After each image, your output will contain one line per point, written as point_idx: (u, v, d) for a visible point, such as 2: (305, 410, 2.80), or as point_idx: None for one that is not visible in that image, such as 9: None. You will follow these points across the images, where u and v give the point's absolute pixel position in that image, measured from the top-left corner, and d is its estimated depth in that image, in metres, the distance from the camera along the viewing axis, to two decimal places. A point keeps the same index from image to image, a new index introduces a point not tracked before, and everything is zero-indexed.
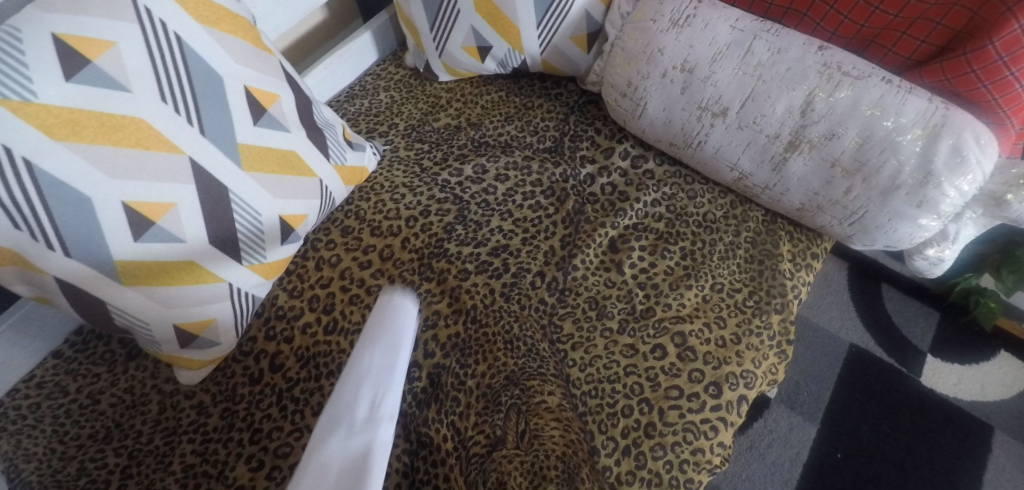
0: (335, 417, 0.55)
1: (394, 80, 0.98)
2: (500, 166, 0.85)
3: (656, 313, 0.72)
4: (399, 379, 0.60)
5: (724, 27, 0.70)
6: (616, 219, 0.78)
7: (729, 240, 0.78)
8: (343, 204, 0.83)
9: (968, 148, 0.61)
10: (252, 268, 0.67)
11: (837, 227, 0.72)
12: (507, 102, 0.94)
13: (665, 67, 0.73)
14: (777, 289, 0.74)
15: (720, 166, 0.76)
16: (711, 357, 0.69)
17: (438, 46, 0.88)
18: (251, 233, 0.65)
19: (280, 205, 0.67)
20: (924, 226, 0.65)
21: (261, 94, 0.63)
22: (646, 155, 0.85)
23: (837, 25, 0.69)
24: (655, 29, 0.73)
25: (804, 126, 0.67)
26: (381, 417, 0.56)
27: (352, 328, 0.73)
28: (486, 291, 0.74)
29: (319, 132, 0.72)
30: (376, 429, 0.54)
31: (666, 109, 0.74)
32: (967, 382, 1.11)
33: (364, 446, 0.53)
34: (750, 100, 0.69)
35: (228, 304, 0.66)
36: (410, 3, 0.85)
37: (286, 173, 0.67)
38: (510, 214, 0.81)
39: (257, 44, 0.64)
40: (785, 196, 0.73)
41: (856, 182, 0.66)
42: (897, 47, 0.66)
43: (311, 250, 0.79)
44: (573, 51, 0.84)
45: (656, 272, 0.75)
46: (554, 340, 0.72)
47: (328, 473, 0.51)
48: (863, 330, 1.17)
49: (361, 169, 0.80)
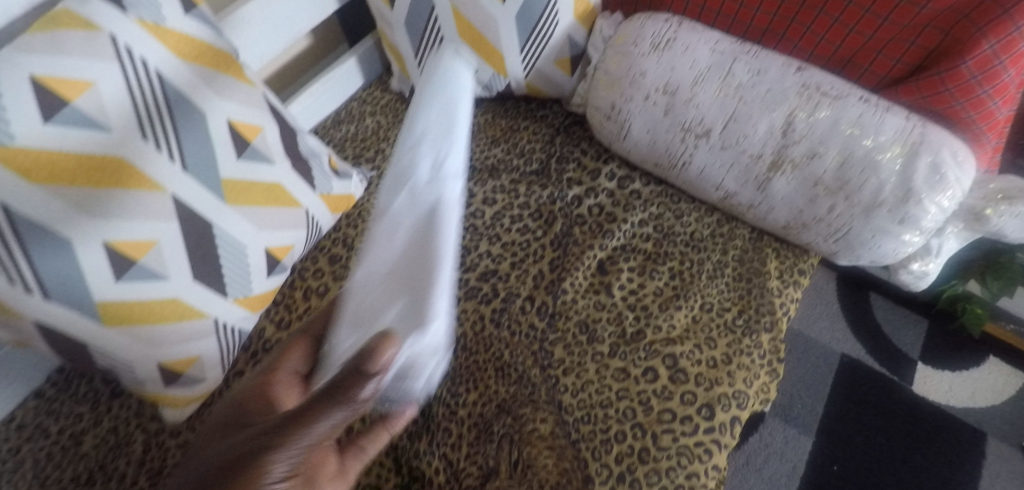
0: (398, 174, 0.53)
1: (379, 105, 0.97)
2: (487, 190, 0.85)
3: (645, 336, 0.72)
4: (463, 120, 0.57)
5: (704, 50, 0.71)
6: (603, 241, 0.78)
7: (717, 259, 0.78)
8: (331, 232, 0.83)
9: (946, 166, 0.62)
10: (238, 302, 0.66)
11: (822, 244, 0.72)
12: (493, 124, 0.93)
13: (647, 90, 0.73)
14: (766, 307, 0.74)
15: (705, 186, 0.76)
16: (702, 378, 0.69)
17: (422, 72, 0.88)
18: (237, 266, 0.64)
19: (266, 237, 0.66)
20: (907, 242, 0.66)
21: (244, 127, 0.62)
22: (632, 176, 0.85)
23: (815, 45, 0.69)
24: (636, 53, 0.74)
25: (786, 146, 0.68)
26: (448, 174, 0.52)
27: None
28: (475, 318, 0.74)
29: (304, 162, 0.71)
30: (443, 185, 0.51)
31: (650, 131, 0.75)
32: (958, 389, 1.12)
33: (433, 200, 0.50)
34: (732, 121, 0.69)
35: (213, 340, 0.65)
36: (393, 30, 0.86)
37: (272, 204, 0.66)
38: (498, 238, 0.80)
39: (240, 76, 0.64)
40: (770, 214, 0.73)
41: (839, 200, 0.67)
42: (873, 66, 0.67)
43: (298, 279, 0.79)
44: (558, 74, 0.84)
45: (646, 293, 0.75)
46: (545, 365, 0.71)
47: (397, 229, 0.50)
48: (853, 340, 1.18)
49: (347, 197, 0.80)
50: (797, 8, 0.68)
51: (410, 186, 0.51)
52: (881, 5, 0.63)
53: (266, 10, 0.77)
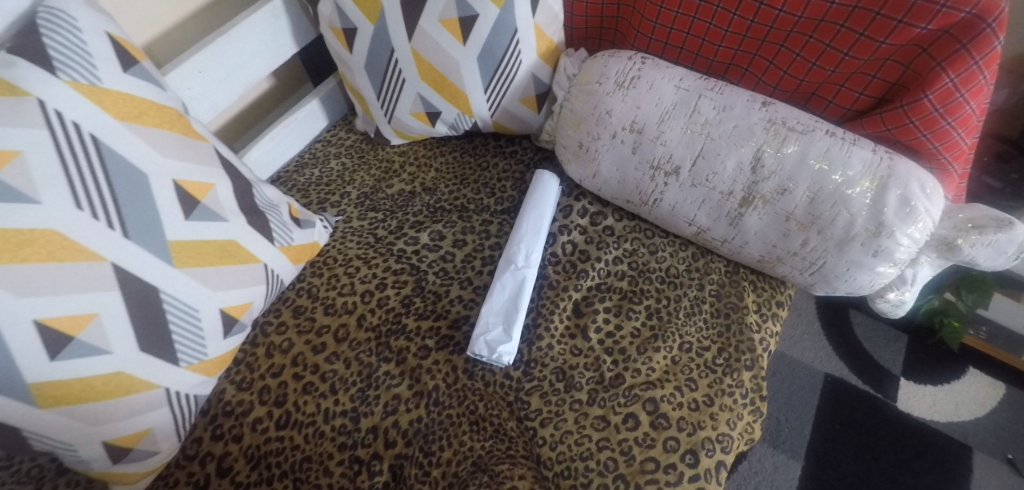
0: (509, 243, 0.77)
1: (344, 146, 0.94)
2: (456, 232, 0.82)
3: (625, 380, 0.70)
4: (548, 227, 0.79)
5: (669, 87, 0.70)
6: (577, 282, 0.76)
7: (694, 294, 0.76)
8: (295, 281, 0.79)
9: (915, 198, 0.61)
10: (192, 368, 0.63)
11: (798, 277, 0.71)
12: (460, 163, 0.90)
13: (614, 128, 0.72)
14: (745, 344, 0.72)
15: (678, 221, 0.75)
16: (684, 423, 0.67)
17: (386, 113, 0.86)
18: (188, 331, 0.62)
19: (219, 298, 0.64)
20: (882, 273, 0.65)
21: (192, 185, 0.60)
22: (604, 211, 0.82)
23: (778, 80, 0.69)
24: (601, 92, 0.73)
25: (756, 182, 0.67)
26: (531, 264, 0.75)
27: (306, 420, 0.69)
28: (447, 369, 0.71)
29: (261, 215, 0.68)
30: (529, 271, 0.75)
31: (619, 169, 0.74)
32: (941, 404, 1.11)
33: (522, 279, 0.74)
34: (700, 158, 0.68)
35: (167, 408, 0.62)
36: (353, 73, 0.83)
37: (225, 263, 0.63)
38: (469, 282, 0.77)
39: (187, 133, 0.61)
40: (744, 248, 0.72)
41: (811, 234, 0.66)
42: (837, 99, 0.67)
43: (260, 335, 0.75)
44: (524, 111, 0.83)
45: (623, 336, 0.73)
46: (521, 417, 0.69)
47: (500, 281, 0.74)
48: (835, 360, 1.17)
49: (311, 245, 0.77)
50: (758, 44, 0.68)
51: (514, 272, 0.74)
52: (841, 40, 0.63)
53: (219, 58, 0.74)
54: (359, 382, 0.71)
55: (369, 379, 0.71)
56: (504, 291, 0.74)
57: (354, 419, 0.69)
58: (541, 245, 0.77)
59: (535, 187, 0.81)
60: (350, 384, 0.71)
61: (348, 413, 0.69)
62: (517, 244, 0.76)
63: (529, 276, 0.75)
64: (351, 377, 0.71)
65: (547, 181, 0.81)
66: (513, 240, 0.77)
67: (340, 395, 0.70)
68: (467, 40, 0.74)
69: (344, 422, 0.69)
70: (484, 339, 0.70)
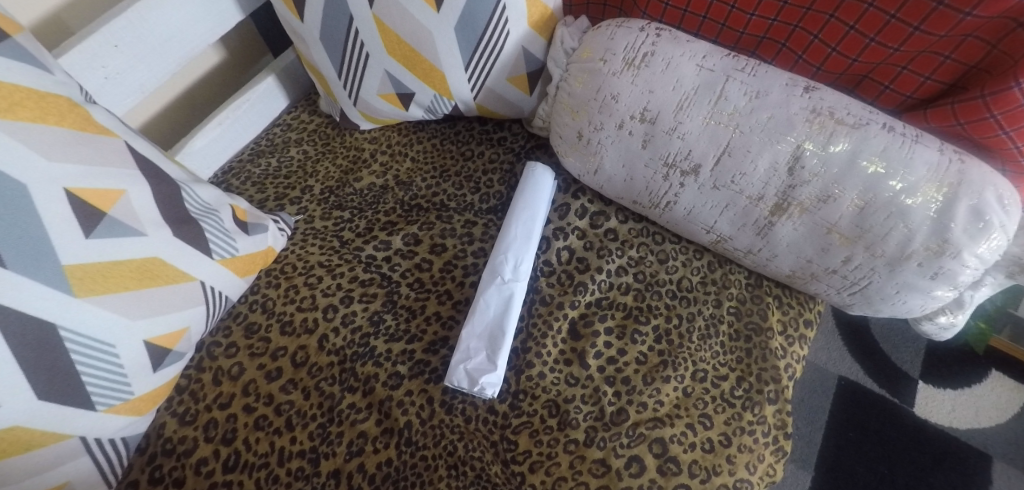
0: (496, 250, 0.66)
1: (307, 131, 0.81)
2: (434, 234, 0.70)
3: (628, 416, 0.60)
4: (540, 232, 0.68)
5: (689, 67, 0.57)
6: (575, 297, 0.65)
7: (710, 313, 0.65)
8: (247, 293, 0.67)
9: (991, 210, 0.50)
10: (114, 411, 0.53)
11: (834, 296, 0.60)
12: (440, 151, 0.78)
13: (621, 117, 0.60)
14: (769, 373, 0.62)
15: (694, 227, 0.63)
16: (697, 468, 0.58)
17: (350, 94, 0.73)
18: (104, 369, 0.51)
19: (142, 327, 0.53)
20: (938, 297, 0.55)
21: (93, 195, 0.50)
22: (606, 211, 0.70)
23: (824, 59, 0.56)
24: (606, 72, 0.60)
25: (792, 186, 0.55)
26: (521, 276, 0.64)
27: (257, 462, 0.59)
28: (422, 402, 0.61)
29: (192, 223, 0.57)
30: (518, 286, 0.64)
31: (626, 166, 0.62)
32: (961, 409, 1.01)
33: (510, 295, 0.63)
34: (726, 156, 0.56)
35: (85, 459, 0.52)
36: (309, 46, 0.70)
37: (147, 285, 0.53)
38: (449, 296, 0.66)
39: (83, 127, 0.51)
40: (772, 262, 0.61)
41: (858, 250, 0.54)
42: (896, 84, 0.54)
43: (207, 359, 0.64)
44: (513, 93, 0.70)
45: (627, 362, 0.62)
46: (507, 460, 0.59)
47: (485, 295, 0.63)
48: (850, 361, 1.07)
49: (263, 253, 0.66)
50: (802, 13, 0.55)
51: (501, 287, 0.63)
52: (911, 10, 0.49)
53: (141, 28, 0.61)
54: (319, 417, 0.61)
55: (331, 414, 0.61)
56: (490, 309, 0.63)
57: (312, 462, 0.59)
58: (531, 254, 0.66)
59: (525, 184, 0.69)
60: (309, 419, 0.61)
61: (306, 454, 0.59)
62: (503, 254, 0.65)
63: (519, 291, 0.64)
64: (310, 411, 0.61)
65: (538, 178, 0.69)
66: (498, 248, 0.66)
67: (297, 432, 0.60)
68: (441, 7, 0.61)
69: (301, 465, 0.59)
70: (465, 368, 0.60)
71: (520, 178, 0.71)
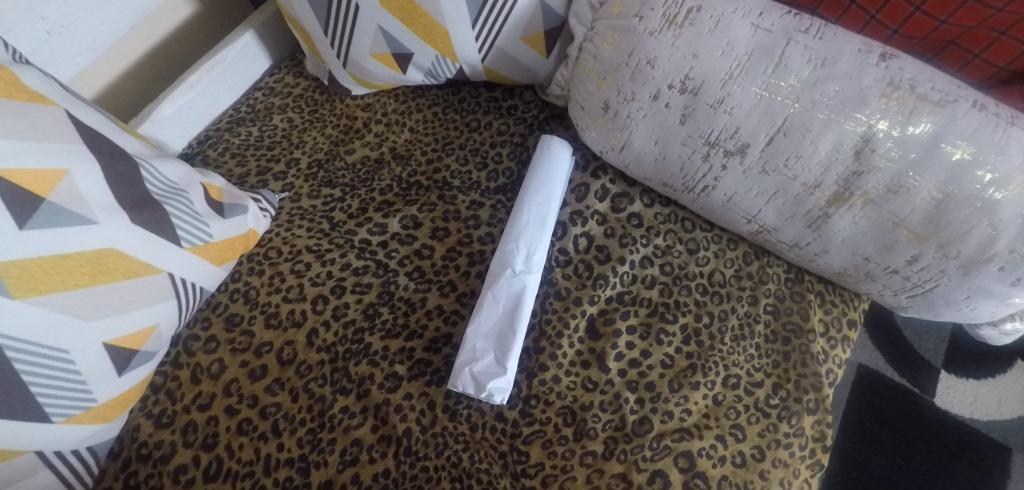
0: (506, 237, 0.58)
1: (293, 95, 0.72)
2: (435, 216, 0.63)
3: (651, 426, 0.53)
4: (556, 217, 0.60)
5: (741, 26, 0.48)
6: (595, 293, 0.58)
7: (744, 311, 0.58)
8: (227, 281, 0.60)
9: None
10: (74, 421, 0.47)
11: (887, 297, 0.53)
12: (443, 121, 0.69)
13: (656, 86, 0.51)
14: (809, 380, 0.55)
15: (733, 215, 0.56)
16: (727, 485, 0.51)
17: (339, 54, 0.64)
18: (60, 377, 0.45)
19: (100, 328, 0.47)
20: (1014, 305, 0.47)
21: (28, 179, 0.42)
22: (629, 194, 0.62)
23: (903, 20, 0.47)
24: (641, 31, 0.51)
25: (857, 173, 0.47)
26: (533, 267, 0.57)
27: (242, 471, 0.52)
28: (422, 407, 0.55)
29: (156, 207, 0.50)
30: (529, 278, 0.57)
31: (660, 143, 0.54)
32: (983, 400, 0.92)
33: (521, 289, 0.56)
34: (780, 135, 0.48)
35: (46, 472, 0.47)
36: None
37: (103, 281, 0.46)
38: (452, 288, 0.59)
39: (9, 93, 0.43)
40: (821, 257, 0.53)
41: (927, 250, 0.47)
42: (989, 52, 0.45)
43: (184, 355, 0.57)
44: (526, 55, 0.61)
45: (651, 366, 0.56)
46: (517, 473, 0.52)
47: (494, 290, 0.56)
48: (871, 348, 0.97)
49: (243, 237, 0.58)
50: None
51: (510, 281, 0.56)
52: None
53: None
54: (308, 422, 0.54)
55: (321, 419, 0.55)
56: (498, 306, 0.56)
57: (302, 472, 0.52)
58: (546, 242, 0.59)
59: (540, 161, 0.61)
60: (298, 424, 0.54)
61: (294, 462, 0.53)
62: (513, 242, 0.57)
63: (532, 284, 0.57)
64: (298, 414, 0.55)
65: (555, 155, 0.61)
66: (508, 235, 0.58)
67: (284, 438, 0.54)
68: None
69: (289, 475, 0.52)
70: (470, 372, 0.53)
71: (534, 154, 0.63)
